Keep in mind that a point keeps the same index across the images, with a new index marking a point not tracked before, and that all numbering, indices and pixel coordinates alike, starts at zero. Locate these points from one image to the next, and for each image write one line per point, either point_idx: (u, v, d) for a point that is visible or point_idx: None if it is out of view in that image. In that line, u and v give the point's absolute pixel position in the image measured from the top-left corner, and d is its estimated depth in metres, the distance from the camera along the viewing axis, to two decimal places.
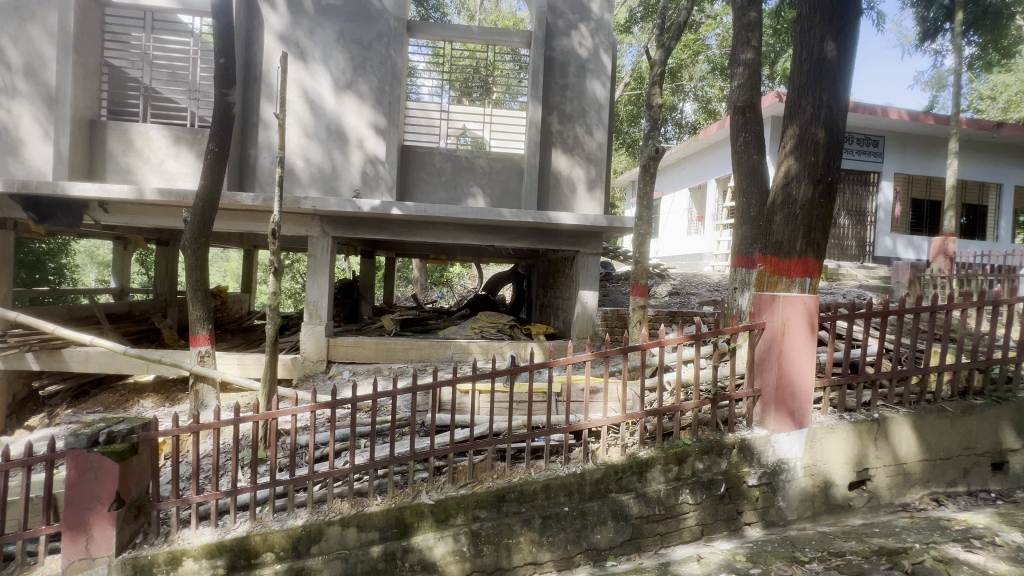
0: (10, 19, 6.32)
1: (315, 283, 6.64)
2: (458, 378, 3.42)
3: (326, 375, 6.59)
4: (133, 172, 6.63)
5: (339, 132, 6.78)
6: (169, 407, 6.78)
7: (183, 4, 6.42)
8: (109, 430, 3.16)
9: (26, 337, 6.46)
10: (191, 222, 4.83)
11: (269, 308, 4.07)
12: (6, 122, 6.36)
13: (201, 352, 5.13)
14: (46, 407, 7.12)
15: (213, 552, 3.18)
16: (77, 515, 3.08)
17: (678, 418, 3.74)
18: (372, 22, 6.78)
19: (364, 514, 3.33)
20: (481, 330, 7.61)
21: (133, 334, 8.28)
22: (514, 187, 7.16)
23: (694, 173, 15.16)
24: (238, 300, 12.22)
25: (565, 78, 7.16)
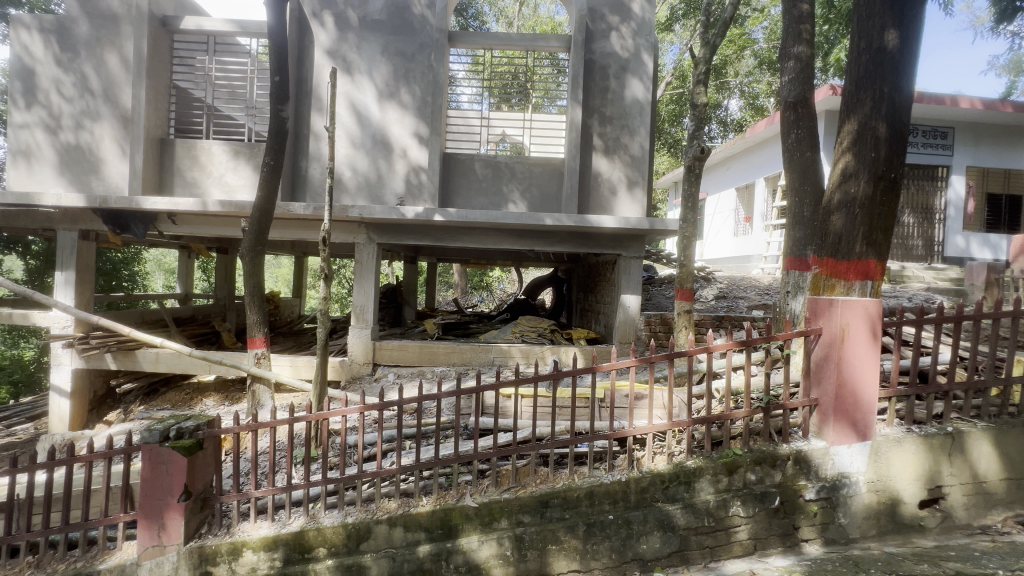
0: (93, 49, 6.94)
1: (361, 288, 6.86)
2: (501, 382, 3.44)
3: (372, 377, 6.79)
4: (197, 186, 7.11)
5: (384, 142, 7.01)
6: (228, 406, 7.21)
7: (242, 27, 6.86)
8: (178, 426, 3.39)
9: (106, 338, 7.04)
10: (249, 230, 5.10)
11: (320, 312, 4.24)
12: (89, 143, 6.99)
13: (257, 353, 5.45)
14: (122, 404, 7.73)
15: (271, 545, 3.35)
16: (150, 505, 3.32)
17: (728, 427, 3.60)
18: (415, 34, 6.98)
19: (410, 514, 3.40)
20: (521, 334, 7.65)
21: (197, 337, 8.86)
22: (555, 191, 7.15)
23: (741, 172, 14.65)
24: (290, 305, 12.82)
25: (606, 80, 7.10)
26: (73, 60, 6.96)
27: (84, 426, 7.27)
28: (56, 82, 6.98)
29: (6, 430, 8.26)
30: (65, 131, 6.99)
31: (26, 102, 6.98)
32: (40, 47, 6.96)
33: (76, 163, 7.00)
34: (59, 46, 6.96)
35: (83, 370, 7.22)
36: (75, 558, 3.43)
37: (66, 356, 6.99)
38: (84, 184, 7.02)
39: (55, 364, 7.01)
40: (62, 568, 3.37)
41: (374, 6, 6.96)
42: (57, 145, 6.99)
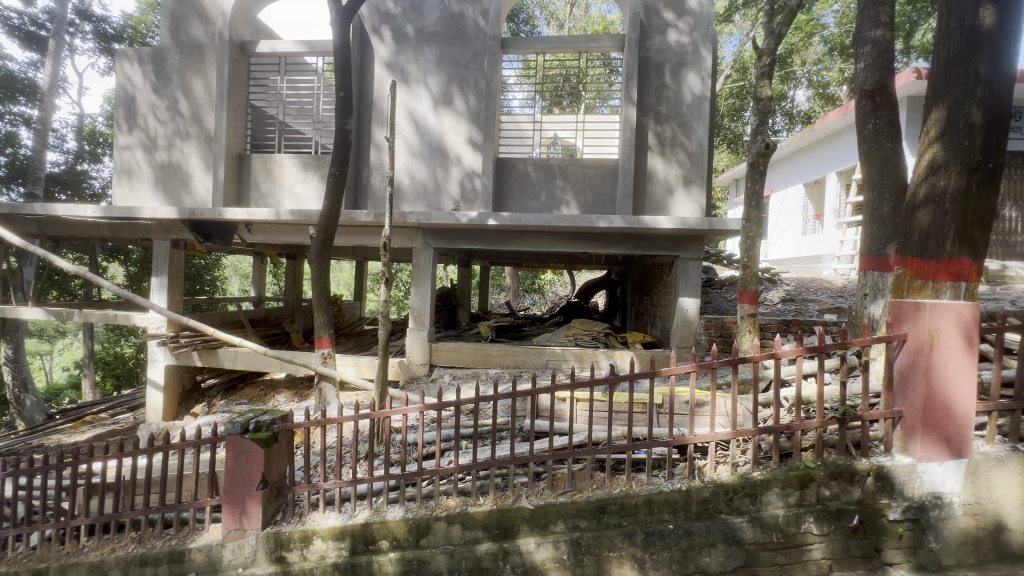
0: (183, 76, 7.68)
1: (418, 291, 7.08)
2: (556, 386, 3.44)
3: (428, 378, 6.99)
4: (271, 196, 7.65)
5: (440, 149, 7.23)
6: (298, 402, 7.70)
7: (310, 47, 7.32)
8: (256, 419, 3.68)
9: (193, 337, 7.72)
10: (316, 238, 5.42)
11: (381, 314, 4.42)
12: (180, 161, 7.72)
13: (324, 353, 5.79)
14: (207, 397, 8.47)
15: (338, 535, 3.55)
16: (232, 492, 3.59)
17: (799, 438, 3.39)
18: (468, 43, 7.14)
19: (468, 513, 3.47)
20: (575, 337, 7.60)
21: (270, 337, 9.52)
22: (608, 192, 7.06)
23: (810, 166, 13.76)
24: (351, 308, 13.47)
25: (661, 78, 6.93)
26: (167, 86, 7.72)
27: (175, 417, 7.99)
28: (152, 107, 7.77)
29: (112, 418, 9.26)
30: (159, 150, 7.76)
31: (127, 125, 7.81)
32: (140, 77, 7.78)
33: (169, 179, 7.77)
34: (155, 74, 7.74)
35: (174, 367, 7.94)
36: (169, 536, 3.78)
37: (160, 353, 7.72)
38: (175, 198, 7.77)
39: (152, 360, 7.76)
40: (159, 544, 3.71)
41: (430, 18, 7.20)
42: (153, 163, 7.78)
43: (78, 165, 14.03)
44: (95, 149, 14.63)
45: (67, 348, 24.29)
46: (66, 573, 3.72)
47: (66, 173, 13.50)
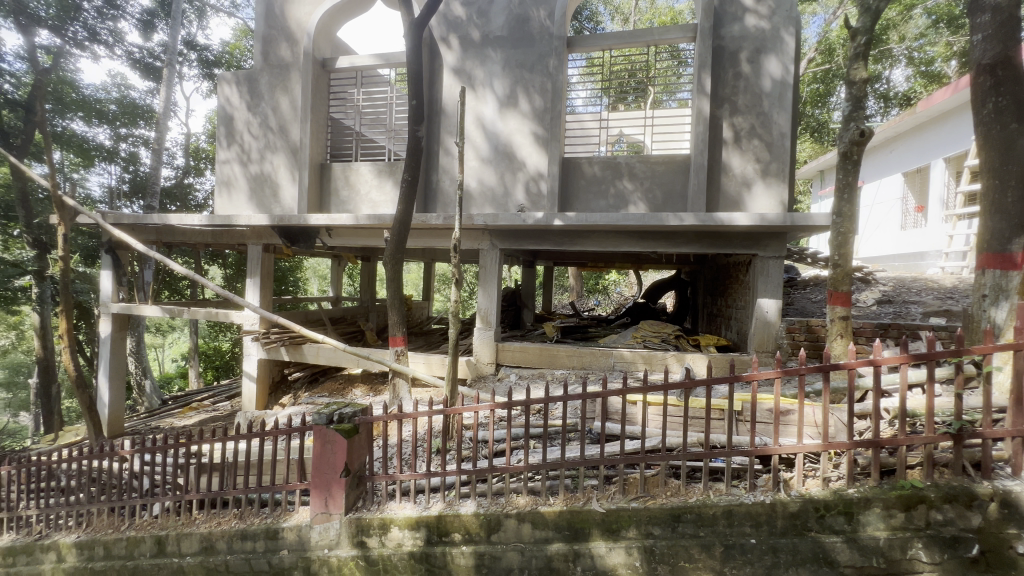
0: (272, 94, 8.38)
1: (485, 292, 7.20)
2: (627, 388, 3.38)
3: (495, 377, 7.10)
4: (349, 203, 8.14)
5: (506, 152, 7.33)
6: (373, 396, 8.13)
7: (385, 59, 7.71)
8: (340, 411, 3.94)
9: (281, 333, 8.38)
10: (391, 241, 5.70)
11: (452, 313, 4.56)
12: (270, 172, 8.44)
13: (397, 351, 6.06)
14: (292, 389, 9.15)
15: (414, 525, 3.71)
16: (320, 478, 3.86)
17: (903, 454, 3.08)
18: (534, 44, 7.18)
19: (538, 512, 3.50)
20: (643, 339, 7.39)
21: (347, 335, 10.13)
22: (679, 189, 6.80)
23: (911, 153, 12.40)
24: (420, 307, 14.00)
25: (737, 66, 6.56)
26: (259, 104, 8.47)
27: (266, 407, 8.70)
28: (247, 123, 8.55)
29: (213, 406, 10.30)
30: (253, 163, 8.53)
31: (226, 141, 8.64)
32: (236, 97, 8.60)
33: (261, 189, 8.51)
34: (249, 94, 8.52)
35: (265, 361, 8.66)
36: (265, 515, 4.14)
37: (254, 348, 8.46)
38: (267, 206, 8.50)
39: (247, 354, 8.52)
40: (257, 521, 4.07)
41: (496, 23, 7.33)
42: (248, 175, 8.56)
43: (186, 178, 15.76)
44: (199, 164, 16.36)
45: (174, 341, 27.38)
46: (181, 542, 4.17)
47: (176, 186, 15.23)
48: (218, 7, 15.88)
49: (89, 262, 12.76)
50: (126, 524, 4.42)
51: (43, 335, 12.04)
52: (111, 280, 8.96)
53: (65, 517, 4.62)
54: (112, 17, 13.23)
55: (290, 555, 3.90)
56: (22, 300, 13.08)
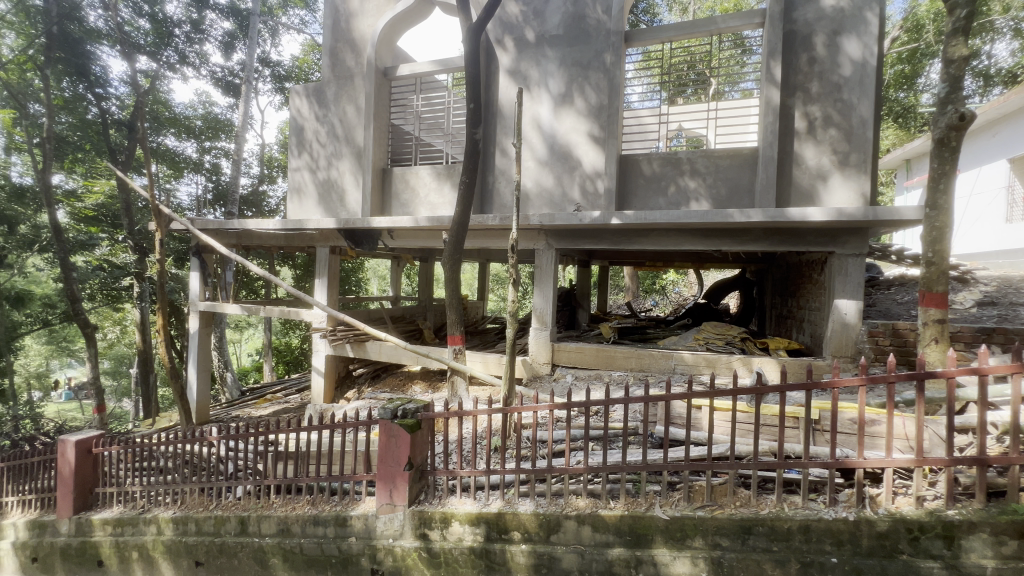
0: (338, 104, 8.85)
1: (541, 292, 7.17)
2: (691, 393, 3.25)
3: (550, 377, 7.07)
4: (409, 206, 8.42)
5: (563, 151, 7.29)
6: (431, 393, 8.36)
7: (443, 65, 7.90)
8: (403, 407, 4.08)
9: (346, 331, 8.81)
10: (450, 242, 5.84)
11: (510, 314, 4.61)
12: (337, 178, 8.90)
13: (455, 349, 6.18)
14: (356, 384, 9.60)
15: (474, 521, 3.78)
16: (385, 470, 4.03)
17: (1015, 475, 2.76)
18: (591, 41, 7.08)
19: (599, 515, 3.46)
20: (706, 341, 7.10)
21: (407, 333, 10.48)
22: (746, 184, 6.47)
23: (1018, 136, 11.06)
24: (476, 307, 14.23)
25: (811, 51, 6.14)
26: (327, 114, 8.97)
27: (333, 400, 9.19)
28: (316, 133, 9.07)
29: (285, 398, 11.03)
30: (321, 170, 9.04)
31: (297, 150, 9.21)
32: (307, 108, 9.15)
33: (329, 194, 9.01)
34: (318, 105, 9.05)
35: (332, 356, 9.13)
36: (334, 503, 4.37)
37: (322, 344, 8.96)
38: (334, 210, 8.97)
39: (316, 350, 9.04)
40: (328, 509, 4.30)
41: (552, 22, 7.30)
42: (316, 181, 9.08)
43: (261, 186, 17.01)
44: (272, 172, 17.59)
45: (250, 337, 29.65)
46: (261, 523, 4.48)
47: (252, 194, 16.47)
48: (289, 25, 16.98)
49: (180, 265, 14.07)
50: (214, 504, 4.83)
51: (143, 330, 13.43)
52: (198, 280, 9.83)
53: (163, 494, 5.12)
54: (199, 41, 14.48)
55: (357, 542, 4.09)
56: (125, 298, 14.66)
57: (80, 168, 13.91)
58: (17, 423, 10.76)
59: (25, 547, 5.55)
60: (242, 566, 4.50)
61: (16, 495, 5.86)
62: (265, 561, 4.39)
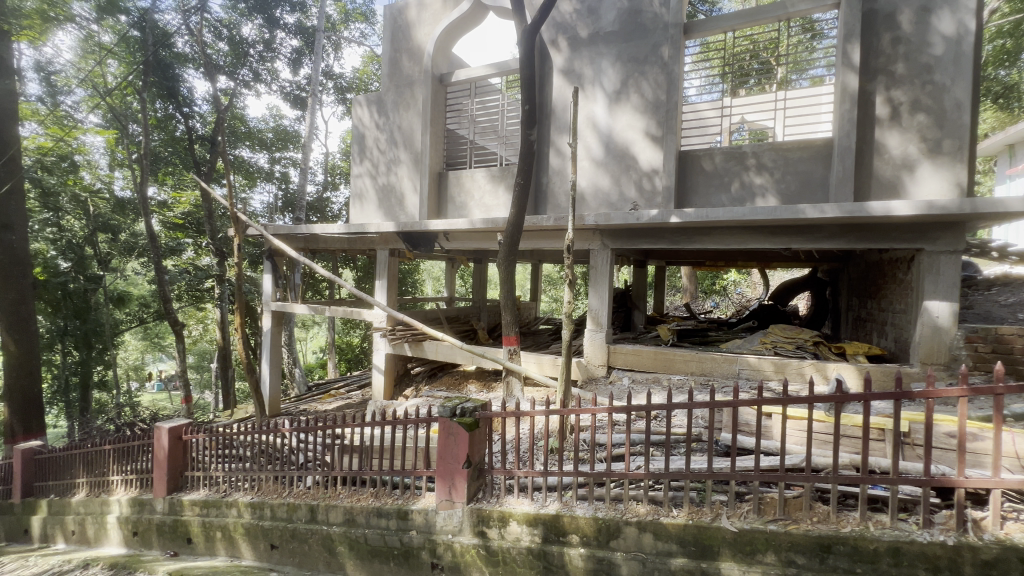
0: (397, 111, 9.19)
1: (596, 292, 7.06)
2: (761, 399, 3.07)
3: (606, 380, 6.94)
4: (464, 208, 8.59)
5: (619, 149, 7.15)
6: (486, 393, 8.46)
7: (496, 68, 8.00)
8: (461, 405, 4.16)
9: (405, 331, 9.11)
10: (505, 243, 5.89)
11: (566, 315, 4.57)
12: (396, 183, 9.24)
13: (510, 350, 6.21)
14: (414, 382, 9.89)
15: (532, 522, 3.78)
16: (444, 467, 4.13)
17: None
18: (647, 35, 6.90)
19: (661, 523, 3.36)
20: (773, 345, 6.71)
21: (462, 333, 10.67)
22: (819, 177, 6.05)
23: None
24: (529, 308, 14.24)
25: (895, 30, 5.65)
26: (386, 122, 9.33)
27: (392, 397, 9.53)
28: (376, 140, 9.46)
29: (347, 394, 11.57)
30: (381, 176, 9.41)
31: (359, 157, 9.65)
32: (368, 117, 9.57)
33: (389, 199, 9.37)
34: (378, 114, 9.44)
35: (392, 355, 9.47)
36: (396, 496, 4.52)
37: (382, 343, 9.33)
38: (393, 214, 9.31)
39: (376, 349, 9.42)
40: (390, 502, 4.46)
41: (607, 19, 7.18)
42: (377, 187, 9.46)
43: (326, 193, 17.99)
44: (335, 179, 18.56)
45: (315, 335, 31.40)
46: (329, 512, 4.72)
47: (317, 200, 17.45)
48: (350, 39, 17.84)
49: (254, 267, 15.16)
50: (287, 491, 5.17)
51: (222, 328, 14.56)
52: (270, 282, 10.53)
53: (242, 480, 5.54)
54: (270, 59, 15.55)
55: (418, 536, 4.21)
56: (207, 298, 15.96)
57: (170, 181, 15.36)
58: (120, 409, 12.04)
59: (127, 522, 6.18)
60: (312, 552, 4.75)
61: (120, 474, 6.54)
62: (333, 549, 4.61)
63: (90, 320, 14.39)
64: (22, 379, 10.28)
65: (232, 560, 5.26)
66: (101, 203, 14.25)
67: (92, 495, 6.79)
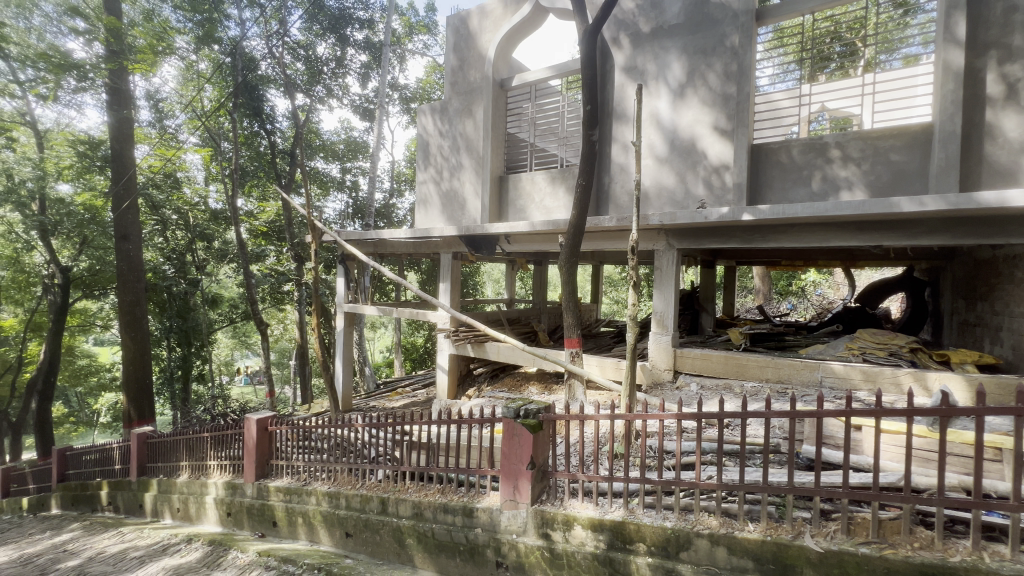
0: (460, 118, 9.45)
1: (660, 294, 6.83)
2: (851, 410, 2.83)
3: (673, 384, 6.68)
4: (525, 211, 8.64)
5: (685, 145, 6.88)
6: (547, 396, 8.46)
7: (556, 70, 8.00)
8: (525, 407, 4.19)
9: (467, 332, 9.31)
10: (566, 245, 5.87)
11: (630, 317, 4.46)
12: (459, 188, 9.50)
13: (572, 352, 6.16)
14: (476, 382, 10.08)
15: (596, 527, 3.72)
16: (508, 468, 4.18)
17: None
18: (715, 25, 6.59)
19: (736, 537, 3.19)
20: (862, 351, 6.15)
21: (522, 334, 10.74)
22: (916, 167, 5.48)
23: None
24: (589, 310, 14.04)
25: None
26: (449, 129, 9.63)
27: (456, 396, 9.78)
28: (439, 147, 9.79)
29: (413, 392, 12.02)
30: (444, 181, 9.71)
31: (424, 164, 10.03)
32: (431, 125, 9.93)
33: (452, 204, 9.64)
34: (442, 121, 9.76)
35: (455, 355, 9.71)
36: (462, 494, 4.64)
37: (446, 343, 9.60)
38: (456, 218, 9.58)
39: (440, 349, 9.71)
40: (455, 498, 4.59)
41: (671, 11, 6.95)
42: (441, 192, 9.78)
43: (392, 199, 18.83)
44: (401, 186, 19.39)
45: (382, 336, 32.87)
46: (398, 505, 4.94)
47: (384, 207, 18.32)
48: (414, 50, 18.56)
49: (329, 271, 16.18)
50: (360, 483, 5.46)
51: (300, 328, 15.66)
52: (343, 285, 11.19)
53: (320, 471, 5.92)
54: (342, 75, 16.56)
55: (483, 533, 4.28)
56: (287, 300, 17.21)
57: (256, 192, 16.81)
58: (215, 400, 13.30)
59: (223, 503, 6.81)
60: (383, 542, 4.97)
61: (216, 459, 7.23)
62: (402, 541, 4.81)
63: (189, 319, 16.04)
64: (137, 371, 11.67)
65: (312, 544, 5.63)
66: (198, 215, 15.84)
67: (193, 477, 7.56)
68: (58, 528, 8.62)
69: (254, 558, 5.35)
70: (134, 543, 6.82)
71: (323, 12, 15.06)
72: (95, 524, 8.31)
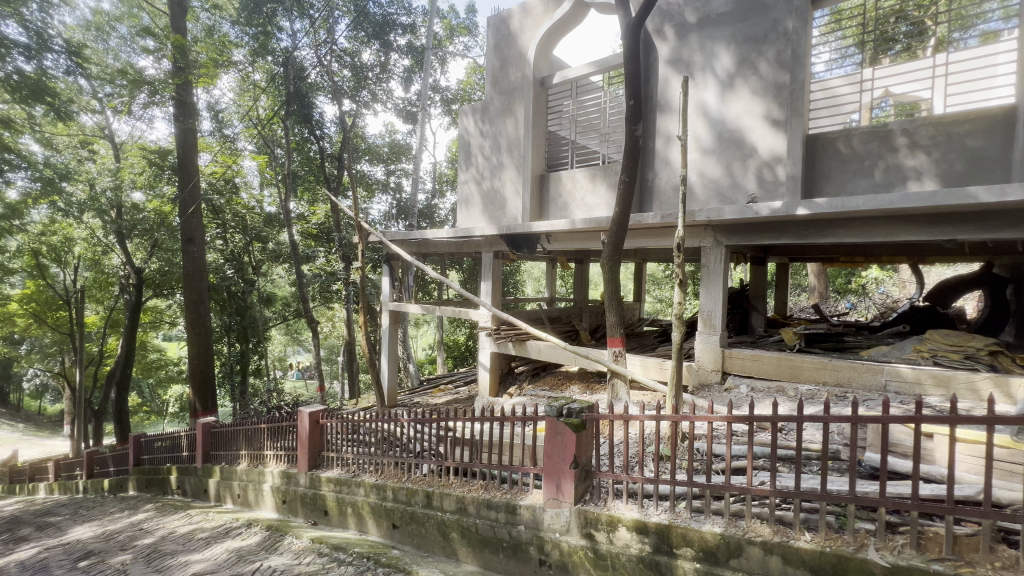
0: (501, 117, 9.52)
1: (708, 291, 6.60)
2: (920, 417, 2.63)
3: (721, 386, 6.45)
4: (566, 209, 8.59)
5: (734, 137, 6.61)
6: (590, 395, 8.38)
7: (597, 66, 7.89)
8: (568, 406, 4.17)
9: (509, 331, 9.37)
10: (608, 243, 5.78)
11: (676, 317, 4.34)
12: (500, 187, 9.56)
13: (615, 351, 6.07)
14: (517, 380, 10.13)
15: (641, 529, 3.66)
16: (551, 466, 4.18)
17: None
18: (767, 11, 6.30)
19: (792, 547, 3.05)
20: (932, 354, 5.71)
21: (563, 333, 10.67)
22: (995, 153, 5.04)
23: None
24: (632, 308, 13.76)
25: None
26: (491, 129, 9.71)
27: (497, 394, 9.87)
28: (480, 146, 9.87)
29: (455, 390, 12.21)
30: (485, 181, 9.80)
31: (465, 164, 10.16)
32: (472, 124, 10.04)
33: (493, 203, 9.72)
34: (483, 121, 9.86)
35: (496, 353, 9.79)
36: (505, 490, 4.68)
37: (487, 342, 9.71)
38: (497, 217, 9.66)
39: (482, 347, 9.83)
40: (499, 495, 4.64)
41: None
42: (482, 192, 9.87)
43: (434, 199, 19.21)
44: (442, 187, 19.75)
45: (426, 334, 33.59)
46: (442, 499, 5.03)
47: (426, 207, 18.71)
48: (455, 52, 18.85)
49: (375, 271, 16.71)
50: (405, 477, 5.61)
51: (348, 326, 16.26)
52: (388, 284, 11.53)
53: (367, 463, 6.13)
54: (386, 79, 17.04)
55: (526, 531, 4.30)
56: (335, 299, 17.92)
57: (307, 196, 17.61)
58: (270, 394, 14.03)
59: (278, 491, 7.18)
60: (428, 535, 5.09)
61: (272, 449, 7.64)
62: (446, 534, 4.91)
63: (246, 317, 17.00)
64: (201, 365, 12.50)
65: (362, 534, 5.85)
66: (254, 218, 16.76)
67: (252, 465, 8.02)
68: (134, 508, 9.38)
69: (308, 544, 5.62)
70: (201, 525, 7.32)
71: (368, 19, 15.55)
72: (167, 506, 8.97)
